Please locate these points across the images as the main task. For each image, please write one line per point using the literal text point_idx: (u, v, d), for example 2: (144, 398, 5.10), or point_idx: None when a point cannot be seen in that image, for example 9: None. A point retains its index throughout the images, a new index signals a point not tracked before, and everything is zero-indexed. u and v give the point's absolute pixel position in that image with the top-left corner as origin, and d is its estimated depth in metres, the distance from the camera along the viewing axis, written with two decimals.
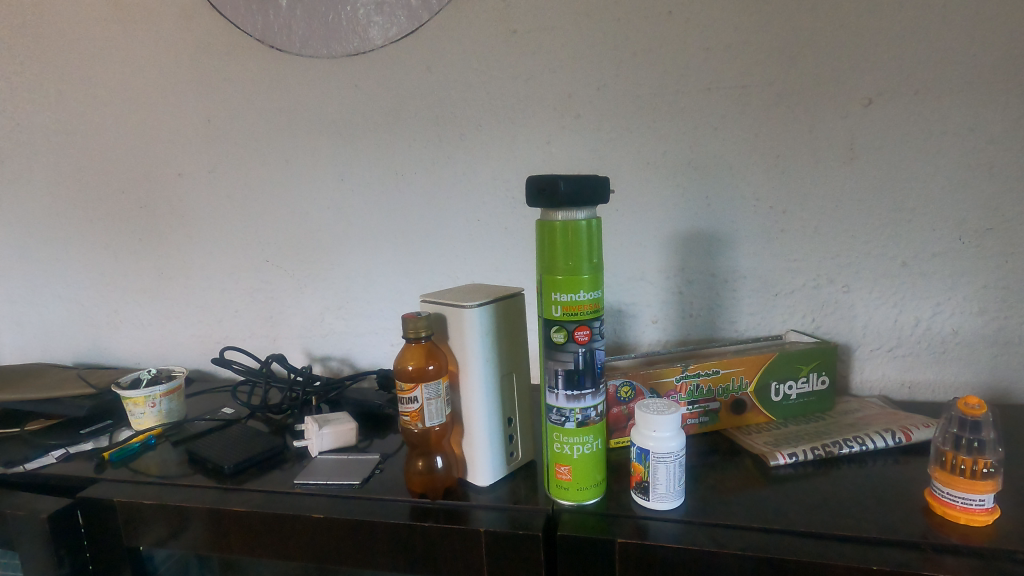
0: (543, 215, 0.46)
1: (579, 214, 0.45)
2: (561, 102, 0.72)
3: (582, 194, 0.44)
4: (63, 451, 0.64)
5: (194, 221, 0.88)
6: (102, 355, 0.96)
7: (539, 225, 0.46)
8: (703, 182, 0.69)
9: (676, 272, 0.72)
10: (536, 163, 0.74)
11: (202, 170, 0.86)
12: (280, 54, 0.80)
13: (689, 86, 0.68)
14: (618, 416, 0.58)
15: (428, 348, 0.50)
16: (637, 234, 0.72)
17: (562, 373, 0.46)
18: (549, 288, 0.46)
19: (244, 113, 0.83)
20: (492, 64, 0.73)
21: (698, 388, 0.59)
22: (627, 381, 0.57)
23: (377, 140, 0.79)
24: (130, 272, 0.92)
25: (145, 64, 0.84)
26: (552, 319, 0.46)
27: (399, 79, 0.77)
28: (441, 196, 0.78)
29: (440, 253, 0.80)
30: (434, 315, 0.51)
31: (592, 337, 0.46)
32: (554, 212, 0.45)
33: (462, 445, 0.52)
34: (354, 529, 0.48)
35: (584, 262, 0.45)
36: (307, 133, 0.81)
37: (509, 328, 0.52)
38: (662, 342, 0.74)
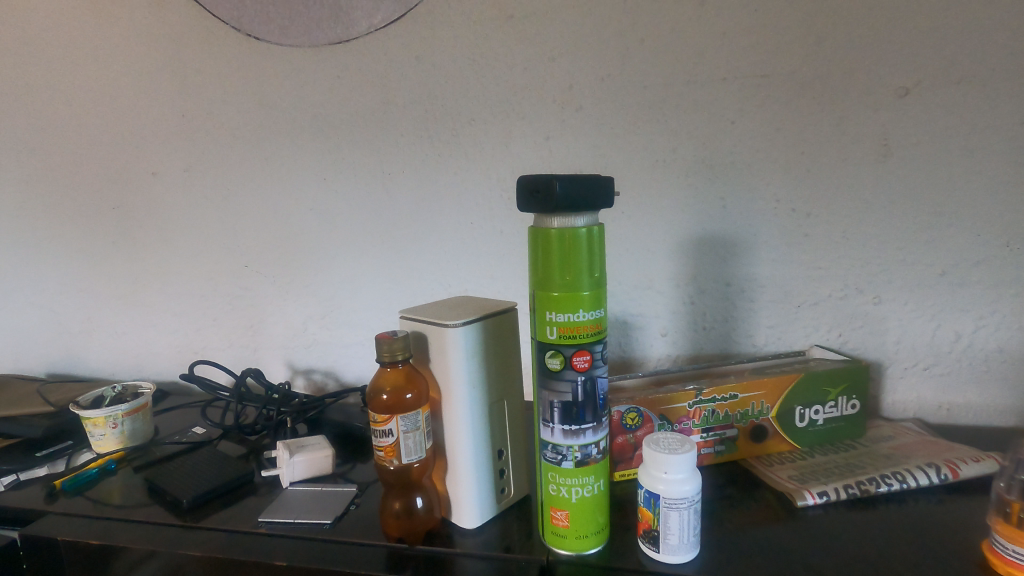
0: (536, 222, 0.39)
1: (577, 220, 0.38)
2: (562, 95, 0.65)
3: (580, 197, 0.37)
4: (13, 478, 0.58)
5: (168, 223, 0.81)
6: (73, 366, 0.90)
7: (531, 233, 0.39)
8: (719, 181, 0.62)
9: (688, 280, 0.65)
10: (534, 161, 0.67)
11: (176, 169, 0.80)
12: (257, 43, 0.73)
13: (704, 76, 0.61)
14: (624, 445, 0.51)
15: (406, 373, 0.44)
16: (645, 239, 0.66)
17: (558, 406, 0.40)
18: (543, 306, 0.39)
19: (220, 108, 0.76)
20: (487, 53, 0.67)
21: (713, 414, 0.53)
22: (633, 406, 0.51)
23: (362, 137, 0.73)
24: (102, 278, 0.86)
25: (114, 54, 0.78)
26: (546, 342, 0.40)
27: (386, 70, 0.70)
28: (431, 197, 0.72)
29: (431, 259, 0.74)
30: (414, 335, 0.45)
31: (593, 364, 0.39)
32: (549, 218, 0.38)
33: (446, 481, 0.46)
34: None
35: (583, 276, 0.39)
36: (287, 129, 0.75)
37: (499, 349, 0.46)
38: (672, 357, 0.68)
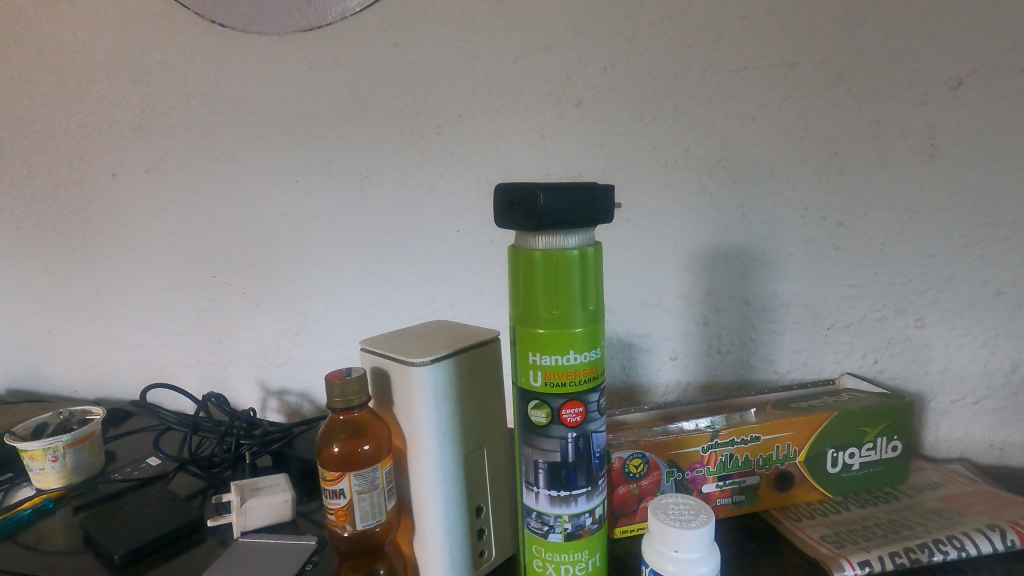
0: (516, 242, 0.32)
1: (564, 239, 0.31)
2: (558, 87, 0.57)
3: (571, 212, 0.30)
4: None
5: (130, 230, 0.74)
6: (33, 382, 0.83)
7: (511, 255, 0.32)
8: (737, 186, 0.55)
9: (701, 298, 0.58)
10: (527, 163, 0.60)
11: (137, 171, 0.73)
12: (222, 30, 0.66)
13: (721, 65, 0.53)
14: (626, 497, 0.44)
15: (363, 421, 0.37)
16: (652, 251, 0.58)
17: (544, 467, 0.32)
18: (526, 346, 0.32)
19: (184, 103, 0.69)
20: (475, 41, 0.59)
21: (731, 459, 0.45)
22: (638, 452, 0.43)
23: (338, 135, 0.65)
24: (60, 288, 0.79)
25: (67, 42, 0.70)
26: (530, 391, 0.32)
27: (363, 61, 0.63)
28: (414, 203, 0.65)
29: (414, 271, 0.67)
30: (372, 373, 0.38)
31: (587, 417, 0.32)
32: (532, 238, 0.31)
33: (414, 545, 0.39)
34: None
35: (575, 310, 0.31)
36: (255, 127, 0.68)
37: (477, 390, 0.38)
38: (682, 384, 0.60)
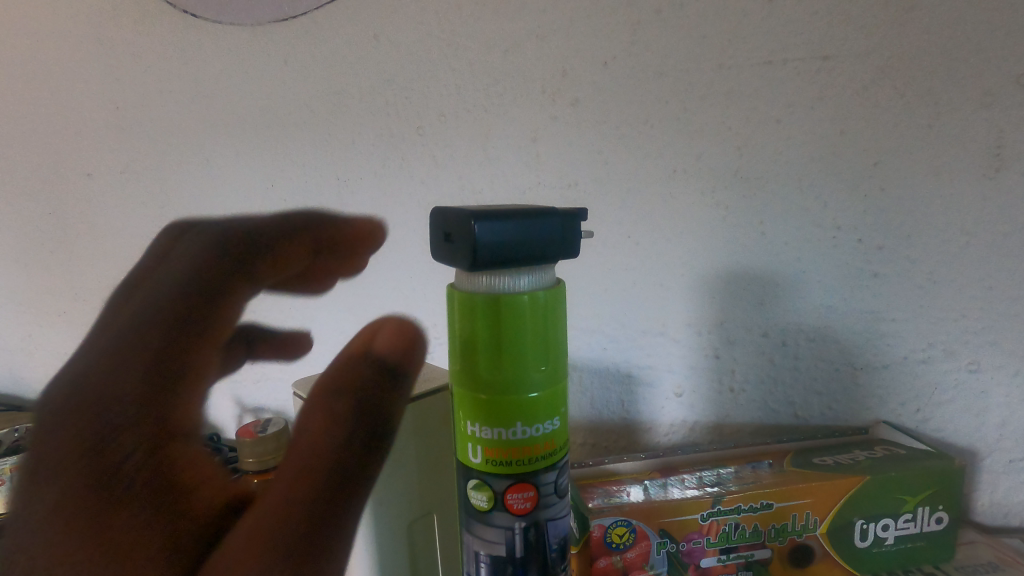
0: (455, 282, 0.25)
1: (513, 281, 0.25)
2: (552, 84, 0.50)
3: (523, 247, 0.23)
4: None
5: (105, 233, 0.70)
6: (17, 386, 0.81)
7: (449, 299, 0.25)
8: (757, 201, 0.47)
9: (712, 328, 0.50)
10: (517, 170, 0.53)
11: (110, 172, 0.68)
12: (192, 21, 0.60)
13: (743, 58, 0.45)
14: (608, 571, 0.37)
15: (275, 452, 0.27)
16: (656, 273, 0.51)
17: (486, 561, 0.26)
18: (465, 414, 0.26)
19: (155, 99, 0.64)
20: (461, 31, 0.52)
21: (737, 530, 0.38)
22: (623, 519, 0.36)
23: (313, 136, 0.59)
24: (39, 291, 0.76)
25: (40, 33, 0.66)
26: (470, 469, 0.26)
27: (340, 53, 0.56)
28: (394, 213, 0.59)
29: (394, 286, 0.61)
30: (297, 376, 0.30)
31: (540, 503, 0.25)
32: (474, 278, 0.24)
33: None
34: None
35: (527, 372, 0.25)
36: (227, 126, 0.62)
37: (422, 449, 0.33)
38: (688, 424, 0.53)
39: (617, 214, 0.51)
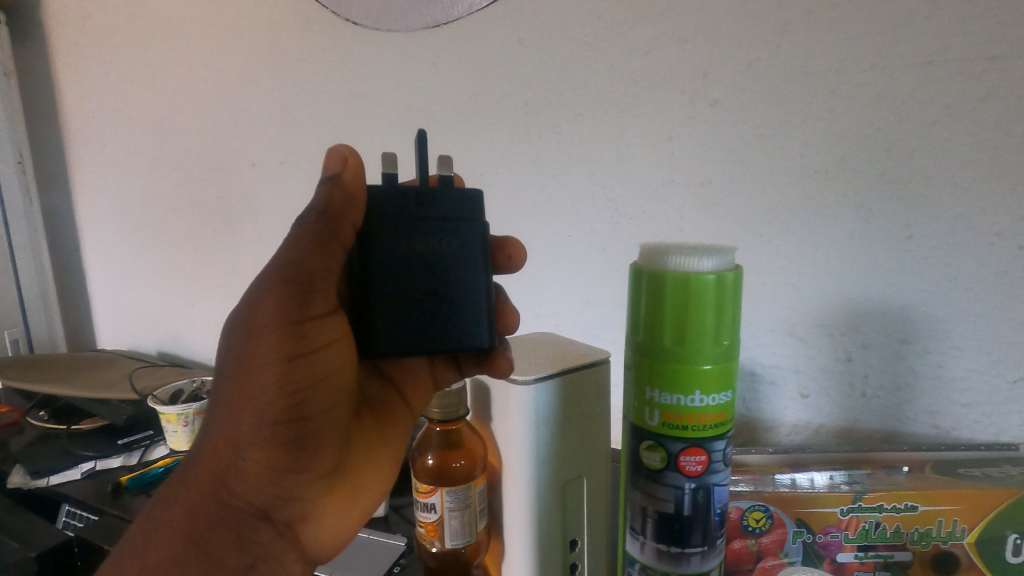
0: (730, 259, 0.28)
1: (371, 232, 0.31)
2: (691, 85, 0.52)
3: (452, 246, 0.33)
4: (91, 465, 0.62)
5: (261, 217, 0.79)
6: (179, 347, 0.93)
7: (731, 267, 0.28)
8: (904, 204, 0.46)
9: (845, 331, 0.50)
10: (650, 168, 0.55)
11: (271, 162, 0.77)
12: (353, 28, 0.67)
13: (898, 59, 0.44)
14: (741, 553, 0.39)
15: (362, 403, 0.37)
16: (786, 273, 0.51)
17: (653, 516, 0.29)
18: (643, 380, 0.29)
19: (315, 98, 0.72)
20: (602, 34, 0.55)
21: (877, 528, 0.38)
22: (760, 504, 0.38)
23: (455, 134, 0.65)
24: (203, 265, 0.87)
25: (224, 41, 0.76)
26: (644, 429, 0.29)
27: (486, 57, 0.61)
28: (525, 205, 0.63)
29: (521, 274, 0.65)
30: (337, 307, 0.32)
31: (709, 468, 0.28)
32: (725, 254, 0.27)
33: (500, 568, 0.37)
34: (220, 542, 0.31)
35: (706, 344, 0.27)
36: (377, 122, 0.69)
37: (579, 416, 0.36)
38: (813, 426, 0.53)
39: (748, 214, 0.52)
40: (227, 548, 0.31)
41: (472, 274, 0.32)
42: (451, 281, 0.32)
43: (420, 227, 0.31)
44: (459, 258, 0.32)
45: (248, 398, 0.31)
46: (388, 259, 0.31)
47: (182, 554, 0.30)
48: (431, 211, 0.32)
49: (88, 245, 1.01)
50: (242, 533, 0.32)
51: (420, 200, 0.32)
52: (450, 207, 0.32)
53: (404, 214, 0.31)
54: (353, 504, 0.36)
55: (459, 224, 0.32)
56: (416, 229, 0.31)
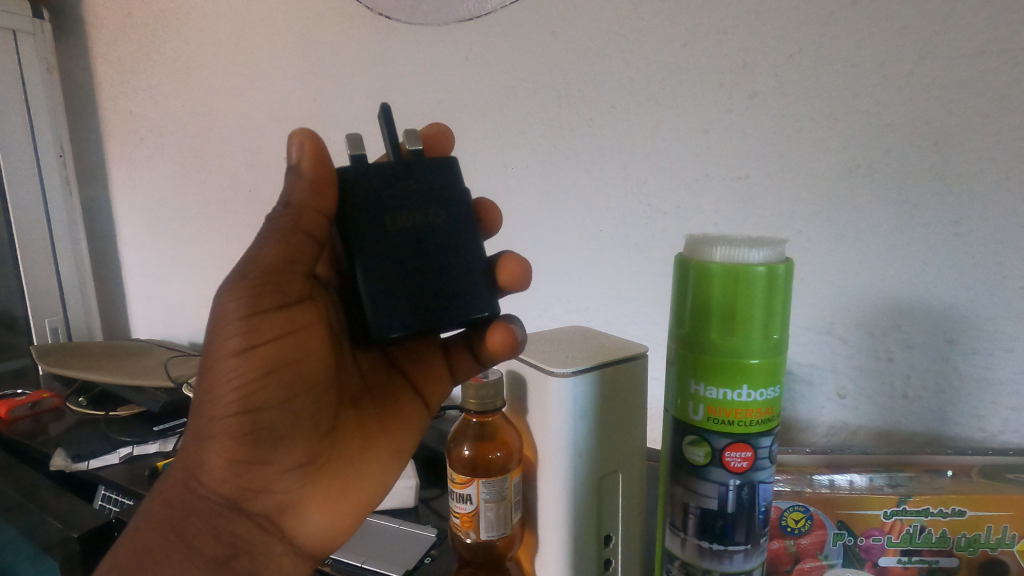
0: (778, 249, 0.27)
1: (356, 216, 0.33)
2: (730, 77, 0.51)
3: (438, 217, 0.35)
4: (129, 451, 0.63)
5: None
6: None
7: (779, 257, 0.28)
8: (954, 199, 0.44)
9: (887, 330, 0.49)
10: (686, 162, 0.54)
11: None
12: (386, 22, 0.67)
13: (949, 48, 0.43)
14: (779, 554, 0.38)
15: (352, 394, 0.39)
16: (825, 269, 0.50)
17: (696, 513, 0.28)
18: (687, 373, 0.28)
19: (348, 91, 0.72)
20: (639, 26, 0.54)
21: (921, 533, 0.37)
22: (800, 504, 0.37)
23: (487, 127, 0.65)
24: (235, 257, 0.88)
25: (259, 35, 0.77)
26: (688, 423, 0.28)
27: (519, 49, 0.61)
28: (557, 199, 0.62)
29: (551, 268, 0.65)
30: (291, 299, 0.33)
31: (755, 465, 0.27)
32: (775, 245, 0.27)
33: (534, 562, 0.37)
34: (198, 528, 0.34)
35: (754, 337, 0.26)
36: (409, 115, 0.69)
37: (616, 410, 0.35)
38: (850, 427, 0.51)
39: (787, 208, 0.51)
40: (204, 537, 0.34)
41: (467, 242, 0.35)
42: (450, 252, 0.34)
43: (404, 204, 0.34)
44: (451, 229, 0.35)
45: (208, 393, 0.33)
46: (381, 239, 0.33)
47: (166, 538, 0.34)
48: (413, 187, 0.35)
49: (124, 236, 1.03)
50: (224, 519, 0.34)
51: (399, 180, 0.35)
52: (430, 181, 0.35)
53: (387, 194, 0.34)
54: (341, 493, 0.37)
55: (442, 198, 0.35)
56: (403, 209, 0.34)
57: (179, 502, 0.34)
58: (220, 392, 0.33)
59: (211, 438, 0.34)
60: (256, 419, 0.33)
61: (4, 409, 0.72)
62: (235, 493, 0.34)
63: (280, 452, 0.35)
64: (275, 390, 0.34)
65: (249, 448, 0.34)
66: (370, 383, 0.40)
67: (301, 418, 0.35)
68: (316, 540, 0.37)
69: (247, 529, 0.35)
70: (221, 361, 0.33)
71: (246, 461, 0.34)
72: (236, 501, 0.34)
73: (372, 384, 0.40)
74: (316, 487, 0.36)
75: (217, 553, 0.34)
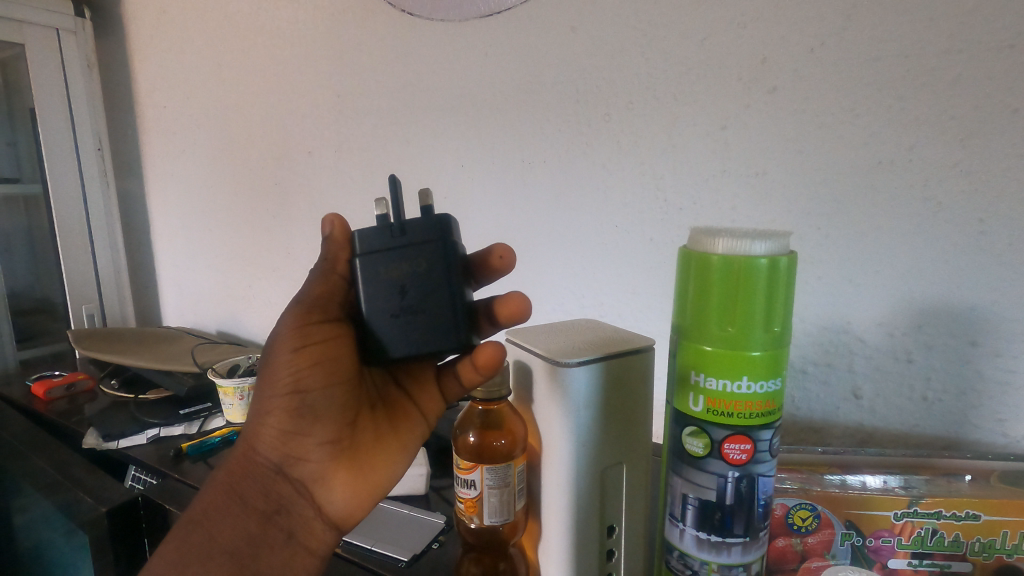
0: (784, 242, 0.27)
1: (359, 267, 0.34)
2: (749, 72, 0.51)
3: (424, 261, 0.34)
4: (156, 432, 0.66)
5: (315, 203, 0.82)
6: (236, 327, 0.98)
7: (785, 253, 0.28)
8: (979, 195, 0.43)
9: (906, 329, 0.47)
10: (703, 158, 0.54)
11: (327, 150, 0.79)
12: (409, 19, 0.68)
13: (976, 42, 0.42)
14: (784, 552, 0.37)
15: (376, 396, 0.40)
16: (843, 267, 0.49)
17: (694, 504, 0.29)
18: (688, 366, 0.28)
19: (371, 87, 0.74)
20: (659, 21, 0.54)
21: (933, 536, 0.36)
22: (806, 502, 0.37)
23: (505, 123, 0.65)
24: (261, 249, 0.90)
25: (287, 32, 0.79)
26: (688, 415, 0.28)
27: (539, 45, 0.61)
28: (573, 194, 0.63)
29: (566, 264, 0.65)
30: (331, 316, 0.36)
31: (754, 457, 0.27)
32: (779, 238, 0.26)
33: (537, 550, 0.38)
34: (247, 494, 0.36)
35: (755, 332, 0.26)
36: (430, 112, 0.70)
37: (620, 401, 0.36)
38: (866, 428, 0.51)
39: (805, 205, 0.50)
40: (255, 496, 0.36)
41: (452, 287, 0.34)
42: (433, 297, 0.33)
43: (394, 255, 0.34)
44: (440, 276, 0.34)
45: (267, 372, 0.36)
46: (372, 286, 0.34)
47: (223, 496, 0.36)
48: (405, 237, 0.34)
49: (157, 228, 1.07)
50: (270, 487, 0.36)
51: (394, 231, 0.34)
52: (421, 231, 0.34)
53: (383, 248, 0.34)
54: (367, 480, 0.38)
55: (430, 245, 0.34)
56: (394, 256, 0.34)
57: (239, 466, 0.37)
58: (276, 371, 0.35)
59: (265, 413, 0.36)
60: (302, 399, 0.35)
61: (42, 389, 0.76)
62: (281, 464, 0.36)
63: (319, 431, 0.36)
64: (318, 376, 0.35)
65: (296, 422, 0.36)
66: (387, 392, 0.41)
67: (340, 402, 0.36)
68: (345, 518, 0.38)
69: (289, 496, 0.37)
70: (277, 346, 0.35)
71: (293, 434, 0.36)
72: (282, 469, 0.36)
73: (388, 394, 0.41)
74: (346, 467, 0.37)
75: (264, 511, 0.36)
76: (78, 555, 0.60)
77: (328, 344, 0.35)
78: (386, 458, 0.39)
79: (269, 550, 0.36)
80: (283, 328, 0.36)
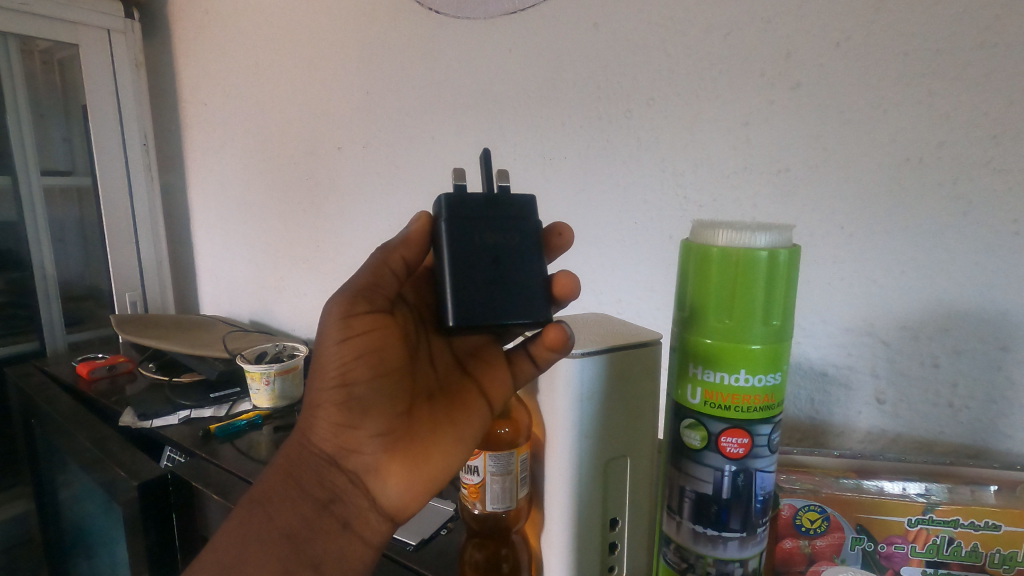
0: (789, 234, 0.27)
1: (446, 229, 0.32)
2: (774, 67, 0.50)
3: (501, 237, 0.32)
4: (187, 413, 0.69)
5: (344, 197, 0.84)
6: (267, 316, 1.01)
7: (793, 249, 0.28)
8: (1014, 195, 0.41)
9: (933, 333, 0.46)
10: (724, 155, 0.54)
11: (356, 145, 0.81)
12: (437, 17, 0.70)
13: (1016, 34, 0.40)
14: (791, 553, 0.37)
15: (435, 381, 0.37)
16: (868, 268, 0.48)
17: (691, 497, 0.29)
18: (687, 359, 0.29)
19: (400, 85, 0.75)
20: (682, 16, 0.54)
21: (950, 545, 0.35)
22: (815, 504, 0.37)
23: (527, 119, 0.66)
24: (292, 240, 0.93)
25: (321, 30, 0.82)
26: (686, 407, 0.29)
27: (562, 40, 0.61)
28: (594, 191, 0.63)
29: (583, 260, 0.65)
30: (376, 306, 0.34)
31: (752, 452, 0.27)
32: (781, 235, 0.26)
33: (539, 538, 0.39)
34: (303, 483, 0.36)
35: (756, 323, 0.26)
36: (454, 107, 0.71)
37: (624, 393, 0.36)
38: (888, 434, 0.49)
39: (829, 203, 0.49)
40: (312, 483, 0.36)
41: (530, 265, 0.32)
42: (511, 275, 0.32)
43: (486, 223, 0.32)
44: (519, 254, 0.32)
45: (317, 363, 0.35)
46: (464, 249, 0.32)
47: (281, 485, 0.37)
48: (492, 208, 0.33)
49: (196, 220, 1.12)
50: (324, 477, 0.36)
51: (486, 201, 0.33)
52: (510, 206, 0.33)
53: (475, 214, 0.32)
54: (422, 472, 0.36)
55: (512, 225, 0.33)
56: (484, 225, 0.32)
57: (296, 452, 0.37)
58: (324, 364, 0.35)
59: (318, 405, 0.36)
60: (351, 392, 0.34)
61: (86, 370, 0.81)
62: (335, 452, 0.36)
63: (370, 424, 0.35)
64: (365, 369, 0.34)
65: (346, 416, 0.35)
66: (446, 379, 0.38)
67: (389, 395, 0.35)
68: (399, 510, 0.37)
69: (344, 486, 0.36)
70: (324, 336, 0.34)
71: (345, 425, 0.35)
72: (336, 459, 0.36)
73: (447, 382, 0.38)
74: (399, 459, 0.36)
75: (320, 499, 0.36)
76: (114, 527, 0.64)
77: (373, 335, 0.34)
78: (439, 452, 0.36)
79: (324, 536, 0.36)
80: (327, 319, 0.34)
